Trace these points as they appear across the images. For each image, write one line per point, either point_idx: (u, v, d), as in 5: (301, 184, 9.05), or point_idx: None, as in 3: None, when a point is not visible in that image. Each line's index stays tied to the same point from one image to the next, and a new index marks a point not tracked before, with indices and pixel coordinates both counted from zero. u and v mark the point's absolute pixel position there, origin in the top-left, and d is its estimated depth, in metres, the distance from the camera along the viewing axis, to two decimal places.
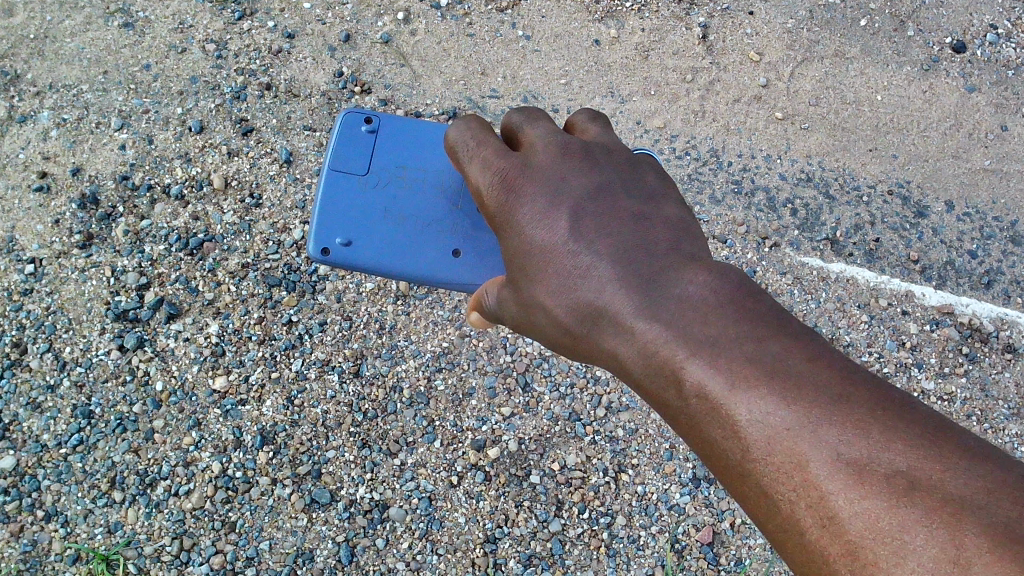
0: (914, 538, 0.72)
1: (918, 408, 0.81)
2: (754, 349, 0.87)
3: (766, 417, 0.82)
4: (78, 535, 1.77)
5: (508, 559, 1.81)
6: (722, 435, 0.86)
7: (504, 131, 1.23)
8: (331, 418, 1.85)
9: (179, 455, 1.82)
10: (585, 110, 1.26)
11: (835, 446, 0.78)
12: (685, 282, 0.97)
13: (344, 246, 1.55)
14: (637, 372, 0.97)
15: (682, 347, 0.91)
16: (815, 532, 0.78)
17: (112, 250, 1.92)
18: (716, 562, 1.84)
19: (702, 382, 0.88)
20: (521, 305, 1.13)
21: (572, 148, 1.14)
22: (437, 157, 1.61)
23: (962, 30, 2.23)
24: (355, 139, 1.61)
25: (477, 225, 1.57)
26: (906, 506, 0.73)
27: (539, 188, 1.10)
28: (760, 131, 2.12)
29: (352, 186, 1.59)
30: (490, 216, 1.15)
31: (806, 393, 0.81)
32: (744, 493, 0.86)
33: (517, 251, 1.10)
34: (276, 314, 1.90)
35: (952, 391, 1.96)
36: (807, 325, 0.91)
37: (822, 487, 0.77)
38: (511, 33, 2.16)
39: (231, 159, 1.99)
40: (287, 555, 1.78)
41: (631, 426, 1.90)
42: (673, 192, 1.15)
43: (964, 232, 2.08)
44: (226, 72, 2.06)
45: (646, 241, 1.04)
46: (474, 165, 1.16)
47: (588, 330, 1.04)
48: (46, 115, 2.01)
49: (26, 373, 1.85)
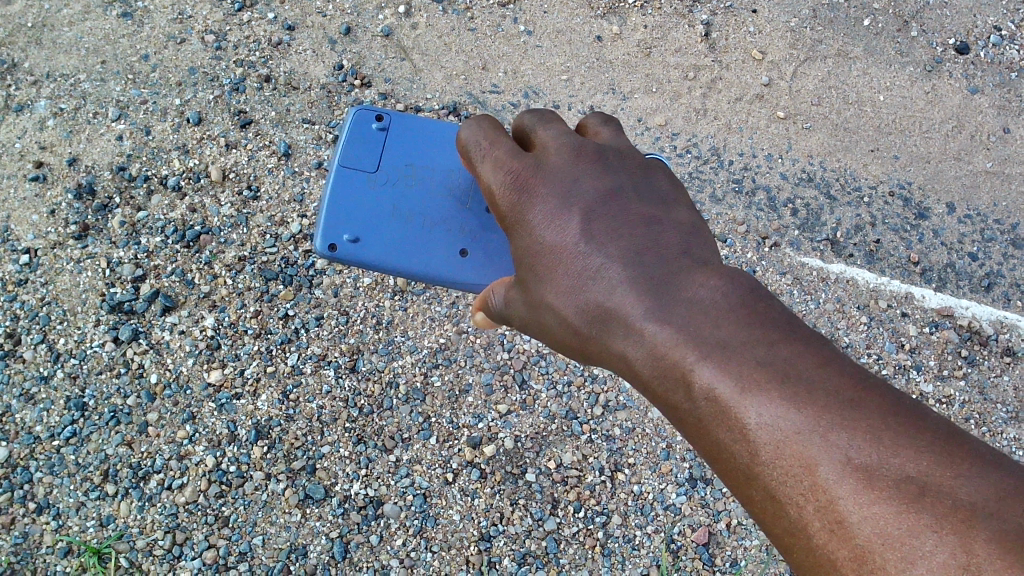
0: (924, 543, 0.75)
1: (923, 415, 0.85)
2: (765, 355, 0.91)
3: (777, 421, 0.85)
4: (69, 527, 1.76)
5: (503, 557, 1.80)
6: (731, 438, 0.90)
7: (515, 134, 1.26)
8: (326, 413, 1.84)
9: (173, 448, 1.81)
10: (597, 114, 1.29)
11: (844, 451, 0.81)
12: (700, 290, 1.01)
13: (352, 243, 1.53)
14: (648, 376, 1.01)
15: (696, 352, 0.94)
16: (823, 536, 0.81)
17: (107, 242, 1.91)
18: (711, 562, 1.83)
19: (714, 386, 0.91)
20: (531, 307, 1.16)
21: (585, 153, 1.17)
22: (446, 155, 1.60)
23: (966, 31, 2.22)
24: (365, 135, 1.60)
25: (485, 225, 1.56)
26: (914, 512, 0.77)
27: (555, 194, 1.13)
28: (762, 130, 2.11)
29: (361, 182, 1.57)
30: (502, 218, 1.18)
31: (816, 399, 0.85)
32: (751, 495, 0.89)
33: (531, 255, 1.13)
34: (272, 308, 1.89)
35: (951, 394, 1.95)
36: (815, 333, 0.94)
37: (831, 490, 0.81)
38: (512, 28, 2.15)
39: (229, 151, 1.98)
40: (280, 551, 1.77)
41: (628, 425, 1.89)
42: (684, 201, 1.19)
43: (965, 235, 2.07)
44: (225, 64, 2.05)
45: (660, 250, 1.08)
46: (486, 164, 1.19)
47: (600, 334, 1.07)
48: (43, 104, 1.99)
49: (20, 364, 1.84)
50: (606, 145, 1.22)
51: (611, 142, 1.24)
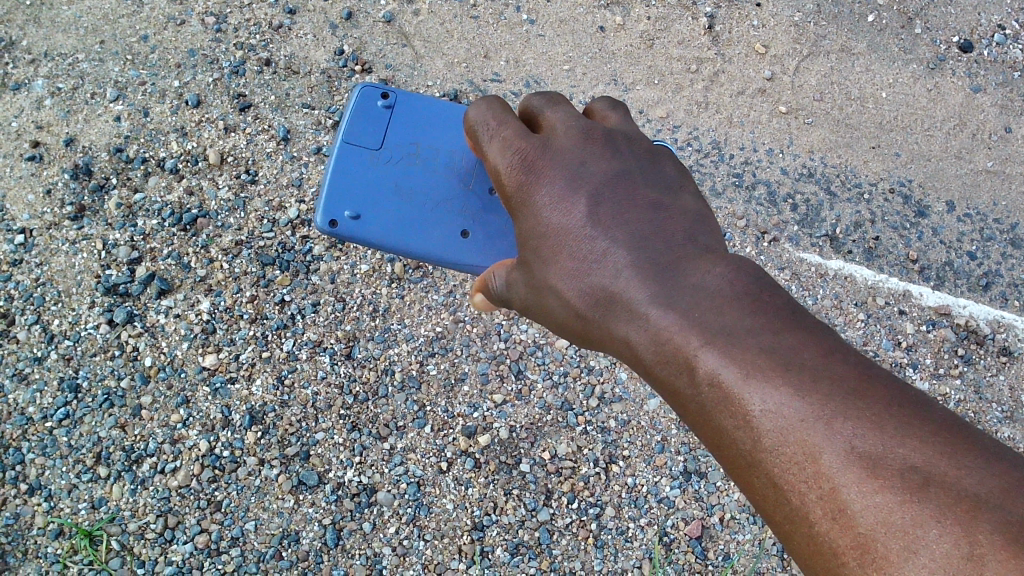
0: (928, 532, 0.74)
1: (929, 408, 0.85)
2: (770, 343, 0.90)
3: (781, 408, 0.85)
4: (61, 509, 1.75)
5: (496, 547, 1.80)
6: (734, 425, 0.89)
7: (523, 115, 1.25)
8: (321, 400, 1.83)
9: (166, 432, 1.80)
10: (605, 98, 1.28)
11: (848, 440, 0.81)
12: (705, 278, 1.01)
13: (352, 220, 1.53)
14: (651, 361, 1.00)
15: (700, 338, 0.94)
16: (824, 523, 0.80)
17: (104, 223, 1.89)
18: (704, 556, 1.83)
19: (718, 372, 0.91)
20: (533, 290, 1.15)
21: (594, 137, 1.17)
22: (452, 135, 1.59)
23: (970, 29, 2.21)
24: (371, 111, 1.59)
25: (488, 206, 1.55)
26: (918, 502, 0.76)
27: (562, 177, 1.12)
28: (763, 124, 2.10)
29: (364, 158, 1.56)
30: (507, 199, 1.17)
31: (821, 389, 0.85)
32: (752, 482, 0.88)
33: (535, 237, 1.12)
34: (269, 293, 1.88)
35: (946, 392, 1.95)
36: (821, 324, 0.94)
37: (834, 479, 0.80)
38: (515, 17, 2.13)
39: (228, 134, 1.97)
40: (272, 536, 1.76)
41: (623, 417, 1.88)
42: (690, 189, 1.18)
43: (964, 233, 2.07)
44: (225, 46, 2.03)
45: (666, 237, 1.07)
46: (492, 143, 1.17)
47: (603, 319, 1.07)
48: (41, 84, 1.97)
49: (13, 345, 1.83)
50: (614, 130, 1.21)
51: (620, 128, 1.23)
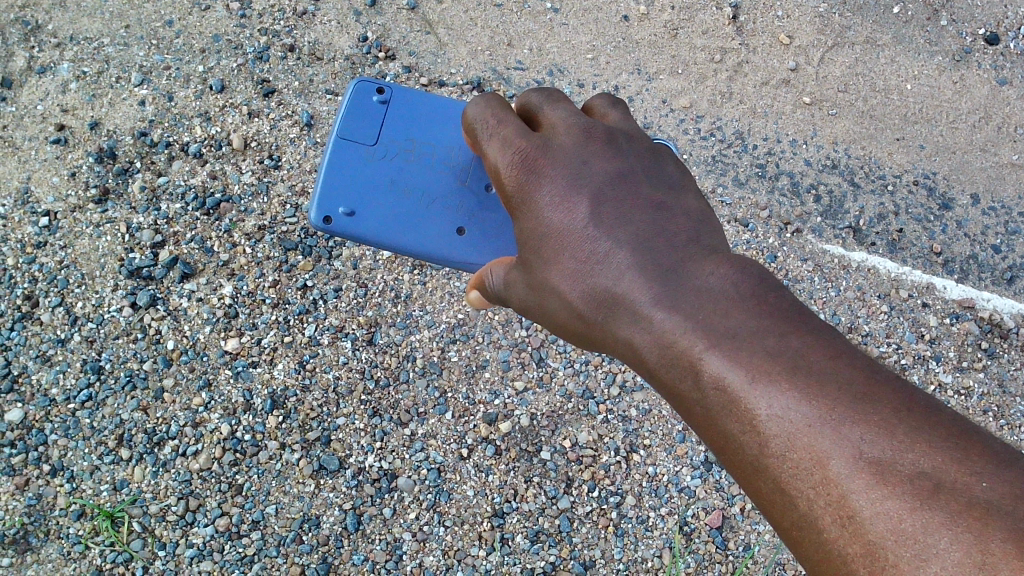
0: (938, 540, 0.74)
1: (937, 411, 0.84)
2: (775, 345, 0.90)
3: (787, 413, 0.85)
4: (83, 490, 1.76)
5: (516, 534, 1.79)
6: (739, 429, 0.88)
7: (520, 112, 1.23)
8: (342, 384, 1.83)
9: (188, 415, 1.80)
10: (604, 95, 1.26)
11: (857, 446, 0.80)
12: (709, 278, 1.00)
13: (347, 216, 1.53)
14: (655, 364, 1.00)
15: (705, 340, 0.93)
16: (834, 530, 0.80)
17: (127, 207, 1.90)
18: (724, 546, 1.82)
19: (723, 376, 0.90)
20: (534, 290, 1.14)
21: (595, 135, 1.15)
22: (448, 130, 1.59)
23: (996, 22, 2.20)
24: (365, 107, 1.59)
25: (484, 203, 1.55)
26: (927, 509, 0.76)
27: (564, 176, 1.11)
28: (787, 115, 2.09)
29: (359, 155, 1.56)
30: (507, 198, 1.15)
31: (828, 393, 0.84)
32: (759, 487, 0.88)
33: (536, 237, 1.11)
34: (291, 278, 1.88)
35: (970, 386, 1.94)
36: (826, 325, 0.93)
37: (843, 486, 0.80)
38: (539, 5, 2.13)
39: (251, 120, 1.97)
40: (293, 520, 1.76)
41: (645, 407, 1.88)
42: (693, 189, 1.17)
43: (988, 227, 2.06)
44: (249, 32, 2.04)
45: (669, 236, 1.06)
46: (493, 143, 1.16)
47: (606, 320, 1.06)
48: (66, 67, 1.98)
49: (37, 327, 1.84)
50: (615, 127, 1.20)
51: (619, 126, 1.22)
